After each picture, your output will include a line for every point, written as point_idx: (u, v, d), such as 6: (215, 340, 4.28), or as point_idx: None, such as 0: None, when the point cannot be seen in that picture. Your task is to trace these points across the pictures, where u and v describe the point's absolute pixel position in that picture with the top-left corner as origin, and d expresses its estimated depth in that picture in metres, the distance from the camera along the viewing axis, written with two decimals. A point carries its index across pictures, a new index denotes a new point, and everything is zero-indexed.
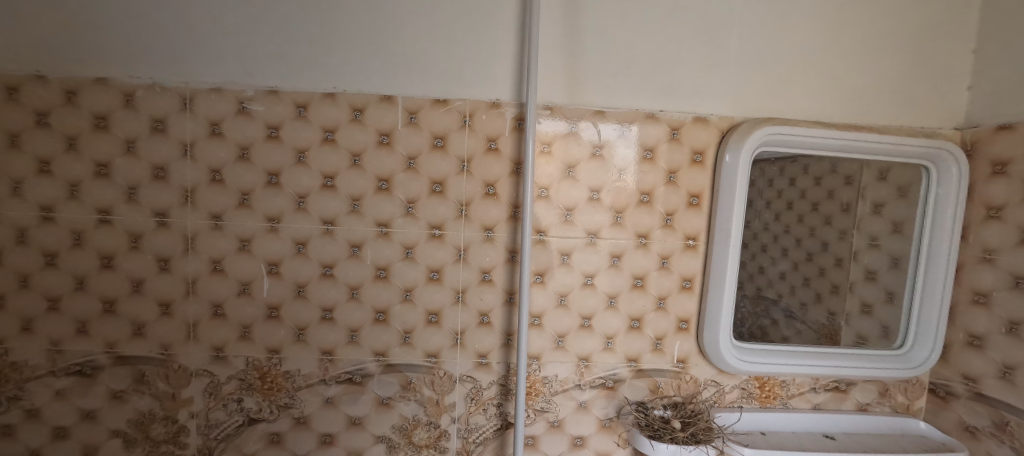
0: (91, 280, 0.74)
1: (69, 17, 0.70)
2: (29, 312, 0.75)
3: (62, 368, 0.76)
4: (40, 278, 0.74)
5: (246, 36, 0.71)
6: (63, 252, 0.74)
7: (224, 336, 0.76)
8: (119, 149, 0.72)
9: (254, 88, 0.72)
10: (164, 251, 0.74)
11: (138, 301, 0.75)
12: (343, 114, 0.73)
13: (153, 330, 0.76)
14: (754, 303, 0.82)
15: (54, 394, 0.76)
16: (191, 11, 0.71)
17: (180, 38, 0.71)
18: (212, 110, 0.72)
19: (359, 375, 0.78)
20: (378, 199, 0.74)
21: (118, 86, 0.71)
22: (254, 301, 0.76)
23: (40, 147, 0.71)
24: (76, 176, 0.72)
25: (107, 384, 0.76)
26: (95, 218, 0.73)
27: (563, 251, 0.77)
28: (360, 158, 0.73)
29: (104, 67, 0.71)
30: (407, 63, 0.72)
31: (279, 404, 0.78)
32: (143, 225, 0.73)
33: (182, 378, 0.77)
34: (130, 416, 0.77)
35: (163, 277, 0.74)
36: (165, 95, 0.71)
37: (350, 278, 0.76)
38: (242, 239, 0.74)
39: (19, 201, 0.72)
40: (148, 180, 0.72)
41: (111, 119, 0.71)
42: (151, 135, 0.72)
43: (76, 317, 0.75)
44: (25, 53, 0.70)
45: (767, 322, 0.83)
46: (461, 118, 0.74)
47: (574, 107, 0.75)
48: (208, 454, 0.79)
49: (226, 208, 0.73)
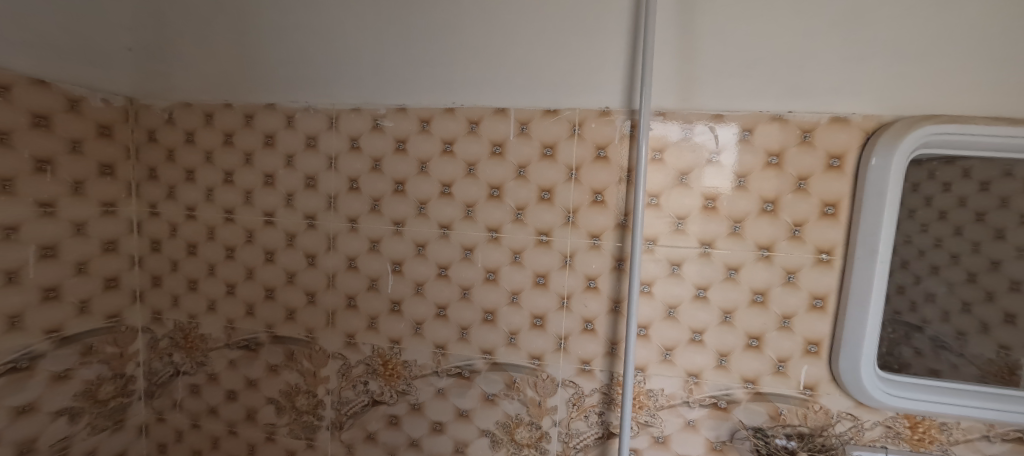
0: (257, 270, 0.89)
1: (245, 53, 0.85)
2: (213, 294, 0.92)
3: (234, 342, 0.93)
4: (222, 267, 0.91)
5: (379, 60, 0.80)
6: (238, 247, 0.90)
7: (355, 325, 0.86)
8: (281, 162, 0.86)
9: (386, 107, 0.81)
10: (311, 249, 0.86)
11: (291, 290, 0.88)
12: (461, 127, 0.78)
13: (301, 316, 0.89)
14: (892, 327, 0.72)
15: (228, 363, 0.93)
16: (334, 39, 0.81)
17: (327, 65, 0.82)
18: (353, 128, 0.82)
19: (467, 370, 0.83)
20: (490, 206, 0.79)
21: (282, 109, 0.85)
22: (381, 295, 0.85)
23: (226, 161, 0.88)
24: (250, 185, 0.88)
25: (266, 358, 0.91)
26: (262, 219, 0.88)
27: (673, 261, 0.74)
28: (474, 167, 0.79)
29: (272, 94, 0.85)
30: (519, 76, 0.76)
31: (398, 389, 0.86)
32: (297, 226, 0.86)
33: (321, 358, 0.89)
34: (281, 387, 0.92)
35: (310, 271, 0.87)
36: (316, 116, 0.84)
37: (462, 279, 0.81)
38: (373, 240, 0.84)
39: (211, 205, 0.90)
40: (301, 188, 0.85)
41: (276, 137, 0.85)
42: (305, 149, 0.85)
43: (246, 300, 0.91)
44: (218, 86, 0.87)
45: (908, 351, 0.72)
46: (570, 127, 0.75)
47: (689, 111, 0.72)
48: (339, 427, 0.90)
49: (360, 213, 0.84)
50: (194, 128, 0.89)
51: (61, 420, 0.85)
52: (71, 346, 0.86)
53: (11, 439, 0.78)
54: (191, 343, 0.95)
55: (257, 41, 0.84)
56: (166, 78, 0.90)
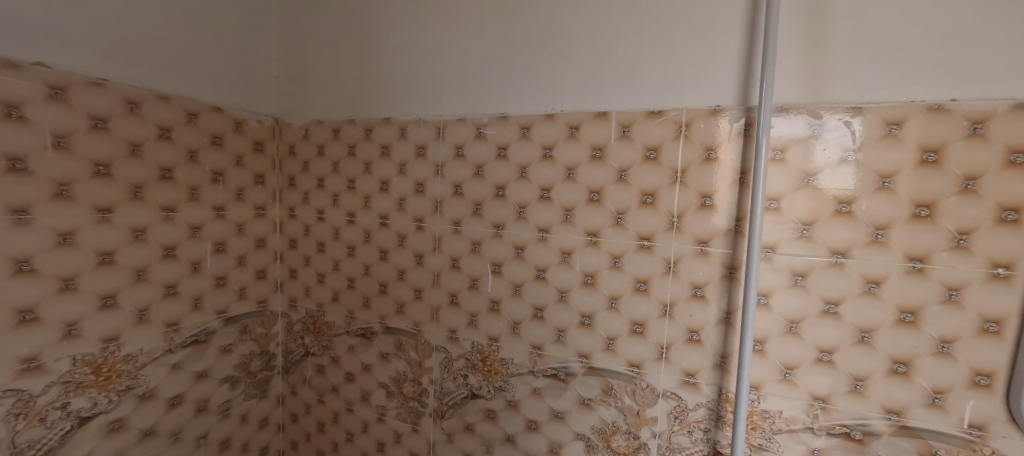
0: (373, 267, 1.00)
1: (367, 74, 0.96)
2: (337, 287, 1.05)
3: (353, 330, 1.05)
4: (345, 264, 1.03)
5: (484, 71, 0.85)
6: (358, 246, 1.01)
7: (457, 321, 0.92)
8: (395, 170, 0.95)
9: (489, 116, 0.85)
10: (419, 249, 0.94)
11: (401, 285, 0.97)
12: (560, 132, 0.80)
13: (410, 310, 0.97)
14: None
15: (347, 348, 1.05)
16: (444, 56, 0.88)
17: (436, 80, 0.89)
18: (458, 136, 0.88)
19: (563, 372, 0.84)
20: (589, 210, 0.79)
21: (396, 123, 0.94)
22: (481, 294, 0.89)
23: (349, 170, 1.00)
24: (368, 191, 0.98)
25: (379, 347, 1.02)
26: (378, 221, 0.98)
27: (795, 271, 0.68)
28: (574, 172, 0.79)
29: (387, 109, 0.94)
30: (621, 78, 0.75)
31: (495, 385, 0.90)
32: (407, 228, 0.95)
33: (426, 350, 0.96)
34: (391, 374, 1.01)
35: (418, 269, 0.95)
36: (425, 127, 0.91)
37: (560, 282, 0.82)
38: (474, 242, 0.89)
39: (336, 209, 1.03)
40: (412, 193, 0.94)
41: (391, 148, 0.95)
42: (416, 158, 0.92)
43: (363, 293, 1.02)
44: (344, 104, 0.99)
45: None
46: (676, 128, 0.72)
47: (818, 106, 0.65)
48: (440, 416, 0.96)
49: (463, 216, 0.89)
50: (324, 141, 1.03)
51: (225, 386, 1.02)
52: (233, 325, 1.03)
53: (193, 398, 0.95)
54: (318, 328, 1.09)
55: (378, 62, 0.94)
56: (303, 100, 1.04)
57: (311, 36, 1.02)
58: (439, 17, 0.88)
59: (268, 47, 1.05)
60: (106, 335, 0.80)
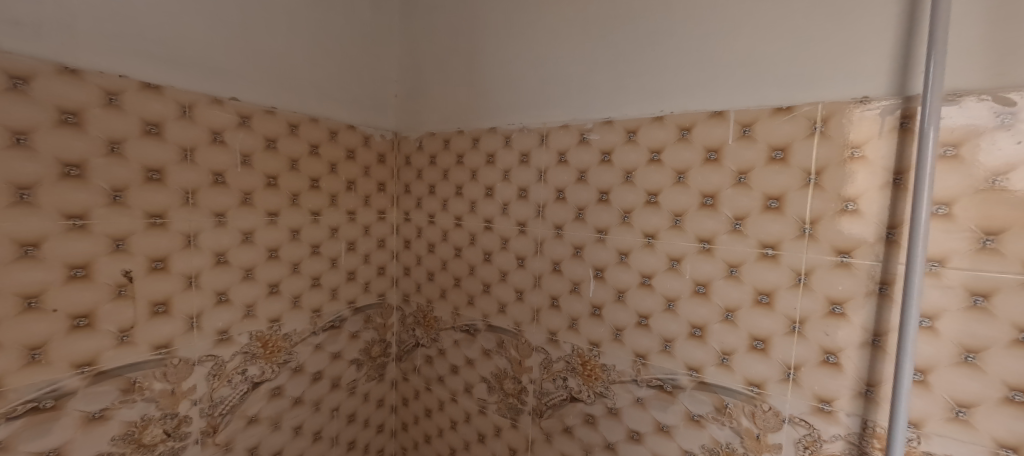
0: (478, 268, 1.07)
1: (475, 88, 1.03)
2: (444, 284, 1.14)
3: (458, 325, 1.12)
4: (452, 264, 1.12)
5: (589, 78, 0.86)
6: (465, 247, 1.09)
7: (557, 324, 0.94)
8: (499, 176, 1.00)
9: (593, 121, 0.86)
10: (522, 252, 0.98)
11: (504, 286, 1.02)
12: (670, 135, 0.77)
13: (511, 310, 1.01)
14: None
15: (453, 342, 1.14)
16: (549, 64, 0.91)
17: (541, 89, 0.92)
18: (561, 142, 0.90)
19: (670, 384, 0.80)
20: (702, 216, 0.75)
21: (501, 132, 0.99)
22: (582, 299, 0.90)
23: (457, 177, 1.08)
24: (475, 196, 1.05)
25: (482, 343, 1.08)
26: (483, 225, 1.04)
27: (973, 290, 0.57)
28: (684, 175, 0.76)
29: (493, 119, 1.00)
30: (742, 75, 0.70)
31: (596, 391, 0.90)
32: (510, 232, 1.00)
33: (526, 350, 1.00)
34: (492, 369, 1.07)
35: (520, 271, 0.99)
36: (528, 135, 0.95)
37: (667, 289, 0.79)
38: (576, 246, 0.90)
39: (445, 213, 1.12)
40: (515, 198, 0.98)
41: (496, 156, 1.00)
42: (519, 164, 0.97)
43: (468, 292, 1.09)
44: (454, 117, 1.08)
45: None
46: (810, 125, 0.65)
47: (1010, 90, 0.53)
48: (539, 415, 0.99)
49: (565, 221, 0.91)
50: (436, 152, 1.12)
51: (353, 367, 1.16)
52: (359, 314, 1.17)
53: (329, 375, 1.10)
54: (428, 322, 1.20)
55: (486, 75, 1.01)
56: (418, 114, 1.16)
57: (427, 56, 1.12)
58: (544, 28, 0.91)
59: (390, 69, 1.18)
60: (271, 316, 0.97)
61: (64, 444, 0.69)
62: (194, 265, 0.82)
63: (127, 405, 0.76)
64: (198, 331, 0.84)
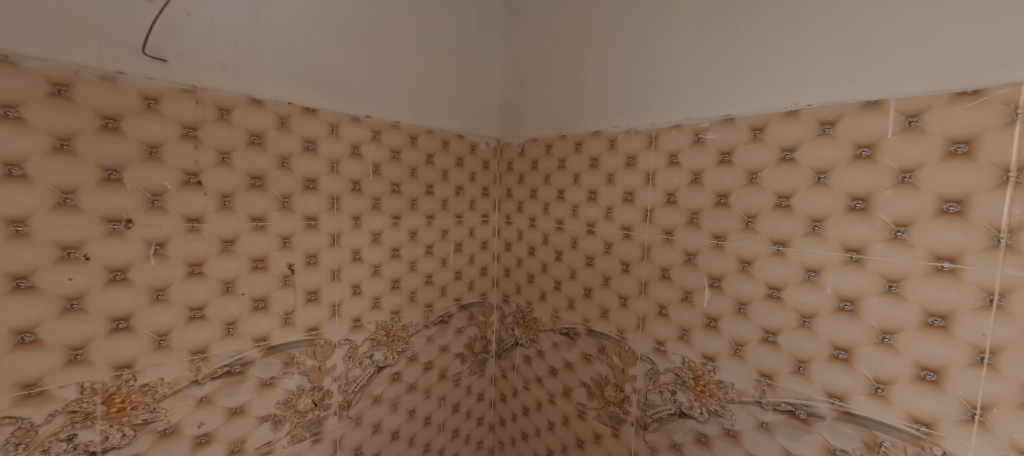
0: (579, 272, 1.07)
1: (578, 92, 1.04)
2: (544, 287, 1.16)
3: (558, 328, 1.13)
4: (552, 267, 1.13)
5: (705, 74, 0.81)
6: (566, 251, 1.10)
7: (666, 333, 0.90)
8: (603, 180, 0.99)
9: (710, 119, 0.80)
10: (626, 257, 0.96)
11: (606, 291, 1.01)
12: (808, 131, 0.69)
13: (614, 316, 0.99)
14: None
15: (552, 344, 1.15)
16: (659, 63, 0.88)
17: (650, 89, 0.90)
18: (672, 143, 0.86)
19: (804, 411, 0.72)
20: (848, 221, 0.66)
21: (606, 134, 0.98)
22: (695, 309, 0.85)
23: (559, 182, 1.09)
24: (577, 200, 1.06)
25: (582, 348, 1.07)
26: (586, 229, 1.04)
27: None
28: (825, 175, 0.68)
29: (598, 123, 1.00)
30: (906, 55, 0.60)
31: (710, 409, 0.84)
32: (614, 236, 0.98)
33: (630, 358, 0.97)
34: (593, 375, 1.06)
35: (624, 277, 0.97)
36: (636, 137, 0.92)
37: (802, 304, 0.71)
38: (688, 252, 0.85)
39: (546, 216, 1.14)
40: (620, 202, 0.96)
41: (600, 160, 0.99)
42: (625, 168, 0.95)
43: (568, 295, 1.10)
44: (557, 121, 1.09)
45: None
46: (1009, 110, 0.53)
47: None
48: (644, 427, 0.95)
49: (676, 225, 0.87)
50: (538, 157, 1.15)
51: (458, 360, 1.24)
52: (464, 311, 1.25)
53: (438, 366, 1.19)
54: (527, 322, 1.23)
55: (590, 78, 1.01)
56: (520, 121, 1.20)
57: (530, 64, 1.16)
58: (654, 26, 0.89)
59: (495, 80, 1.25)
60: (393, 309, 1.08)
61: (246, 403, 0.85)
62: (336, 261, 0.96)
63: (288, 375, 0.91)
64: (339, 318, 0.98)
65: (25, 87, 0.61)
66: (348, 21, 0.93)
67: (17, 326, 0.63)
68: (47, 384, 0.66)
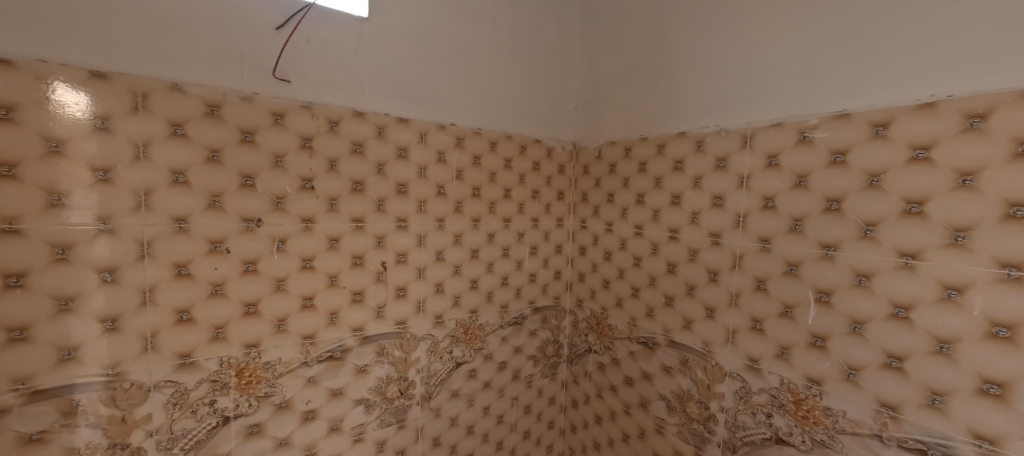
0: (660, 279, 1.02)
1: (661, 93, 1.00)
2: (621, 294, 1.13)
3: (635, 336, 1.10)
4: (630, 273, 1.10)
5: (811, 66, 0.74)
6: (645, 257, 1.06)
7: (761, 350, 0.83)
8: (688, 184, 0.94)
9: (819, 116, 0.73)
10: (714, 265, 0.91)
11: (691, 301, 0.95)
12: (949, 126, 0.60)
13: (699, 327, 0.94)
14: None
15: (629, 353, 1.11)
16: (756, 58, 0.82)
17: (744, 86, 0.84)
18: (771, 144, 0.80)
19: (938, 451, 0.63)
20: (1005, 231, 0.56)
21: (693, 136, 0.93)
22: (798, 326, 0.78)
23: (639, 186, 1.06)
24: (658, 205, 1.02)
25: (662, 359, 1.03)
26: (667, 235, 1.00)
27: None
28: (971, 178, 0.58)
29: (684, 124, 0.95)
30: None
31: (814, 437, 0.76)
32: (701, 243, 0.93)
33: (717, 374, 0.91)
34: (673, 389, 1.01)
35: (712, 286, 0.91)
36: (728, 137, 0.86)
37: (938, 327, 0.62)
38: (790, 263, 0.78)
39: (624, 221, 1.11)
40: (708, 207, 0.91)
41: (685, 162, 0.95)
42: (714, 170, 0.89)
43: (647, 303, 1.06)
44: (637, 124, 1.06)
45: None
46: None
47: None
48: (732, 450, 0.89)
49: (775, 232, 0.80)
50: (616, 160, 1.12)
51: (530, 362, 1.25)
52: (537, 314, 1.26)
53: (511, 366, 1.21)
54: (601, 329, 1.20)
55: (676, 78, 0.96)
56: (598, 124, 1.18)
57: (608, 67, 1.14)
58: (751, 18, 0.82)
59: (572, 84, 1.25)
60: (471, 308, 1.12)
61: (344, 386, 0.94)
62: (422, 260, 1.02)
63: (379, 364, 0.99)
64: (423, 314, 1.04)
65: (188, 109, 0.74)
66: (437, 36, 0.99)
67: (178, 306, 0.76)
68: (197, 356, 0.78)
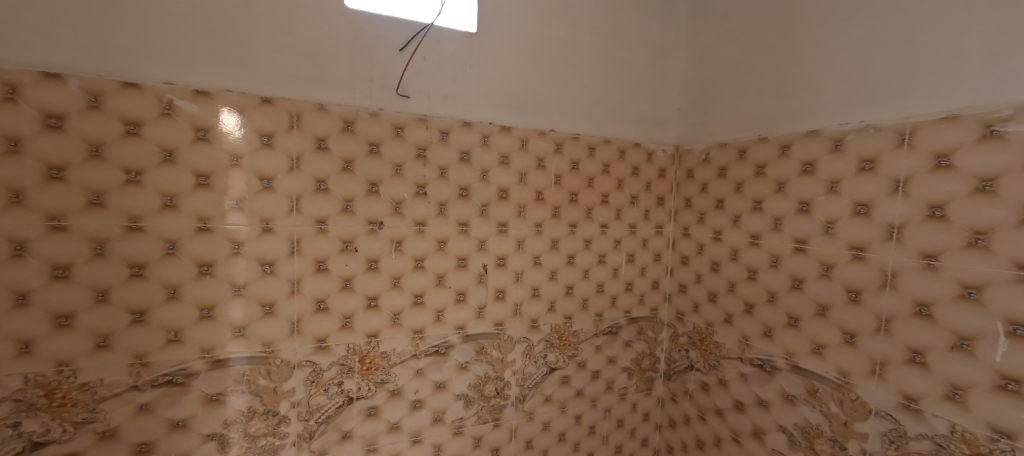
0: (782, 296, 0.92)
1: (786, 88, 0.89)
2: (731, 310, 1.03)
3: (748, 357, 1.00)
4: (743, 287, 1.00)
5: (1000, 46, 0.60)
6: (762, 270, 0.96)
7: (921, 388, 0.70)
8: (822, 189, 0.83)
9: (1014, 105, 0.59)
10: (855, 284, 0.78)
11: (822, 323, 0.84)
12: None
13: (833, 354, 0.82)
14: None
15: (740, 375, 1.01)
16: (916, 40, 0.69)
17: (901, 73, 0.71)
18: (940, 141, 0.67)
19: None
20: None
21: (828, 134, 0.82)
22: (978, 363, 0.64)
23: (757, 191, 0.96)
24: (781, 212, 0.91)
25: (782, 385, 0.92)
26: (793, 246, 0.89)
27: None
28: None
29: (816, 121, 0.84)
30: None
31: None
32: (837, 257, 0.81)
33: (858, 410, 0.79)
34: (798, 421, 0.89)
35: (852, 308, 0.79)
36: (878, 135, 0.74)
37: None
38: (967, 285, 0.64)
39: (737, 230, 1.02)
40: (848, 216, 0.79)
41: (818, 165, 0.84)
42: (858, 174, 0.77)
43: (764, 322, 0.95)
44: (755, 123, 0.97)
45: None
46: None
47: None
48: None
49: (946, 247, 0.66)
50: (727, 163, 1.04)
51: (625, 374, 1.21)
52: (633, 325, 1.21)
53: (605, 377, 1.18)
54: (706, 346, 1.11)
55: (804, 69, 0.86)
56: (706, 125, 1.10)
57: (720, 62, 1.06)
58: None
59: (675, 83, 1.18)
60: (566, 314, 1.12)
61: (447, 380, 1.00)
62: (521, 264, 1.05)
63: (478, 362, 1.03)
64: (520, 317, 1.06)
65: (329, 125, 0.85)
66: (538, 43, 1.01)
67: (317, 296, 0.88)
68: (330, 341, 0.89)
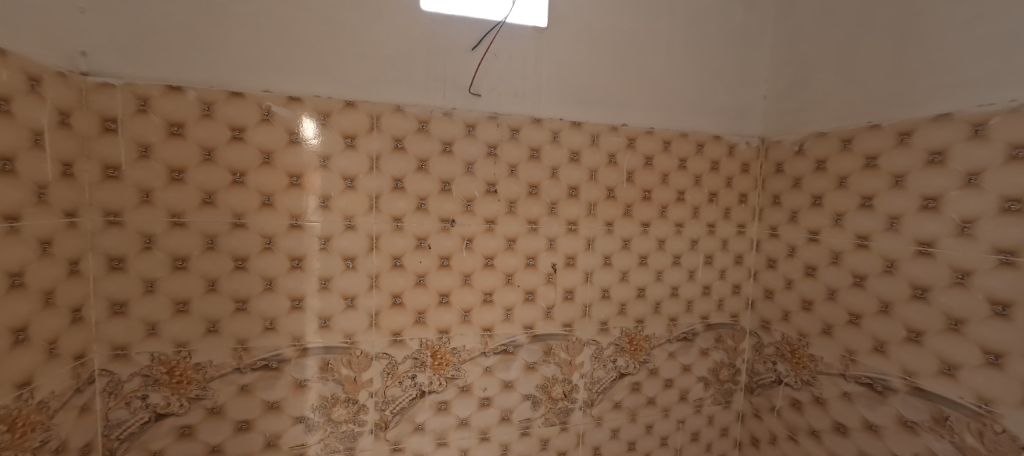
0: (897, 306, 0.80)
1: (905, 66, 0.77)
2: (831, 320, 0.92)
3: (852, 375, 0.88)
4: (846, 294, 0.89)
5: None
6: (872, 276, 0.84)
7: None
8: (956, 182, 0.71)
9: None
10: (1002, 294, 0.67)
11: (955, 340, 0.72)
12: None
13: (970, 377, 0.70)
14: None
15: (841, 394, 0.90)
16: None
17: None
18: None
19: None
20: None
21: (964, 119, 0.70)
22: None
23: (865, 186, 0.85)
24: (898, 210, 0.79)
25: (898, 409, 0.80)
26: (914, 249, 0.77)
27: None
28: None
29: (946, 104, 0.72)
30: None
31: None
32: (977, 263, 0.69)
33: (1006, 445, 0.67)
34: (920, 451, 0.77)
35: (997, 324, 0.67)
36: None
37: None
38: None
39: (839, 230, 0.90)
40: (992, 214, 0.67)
41: (949, 154, 0.72)
42: (1006, 163, 0.66)
43: (874, 335, 0.83)
44: (861, 108, 0.85)
45: None
46: None
47: None
48: None
49: None
50: (827, 155, 0.92)
51: (700, 384, 1.13)
52: (711, 332, 1.12)
53: (678, 386, 1.11)
54: (797, 358, 1.00)
55: (930, 43, 0.74)
56: (799, 114, 0.99)
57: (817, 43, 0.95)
58: None
59: (760, 69, 1.08)
60: (637, 317, 1.06)
61: (515, 379, 1.00)
62: (591, 264, 1.01)
63: (546, 363, 1.01)
64: (588, 318, 1.03)
65: (406, 126, 0.87)
66: (611, 34, 0.97)
67: (393, 291, 0.91)
68: (405, 335, 0.92)
